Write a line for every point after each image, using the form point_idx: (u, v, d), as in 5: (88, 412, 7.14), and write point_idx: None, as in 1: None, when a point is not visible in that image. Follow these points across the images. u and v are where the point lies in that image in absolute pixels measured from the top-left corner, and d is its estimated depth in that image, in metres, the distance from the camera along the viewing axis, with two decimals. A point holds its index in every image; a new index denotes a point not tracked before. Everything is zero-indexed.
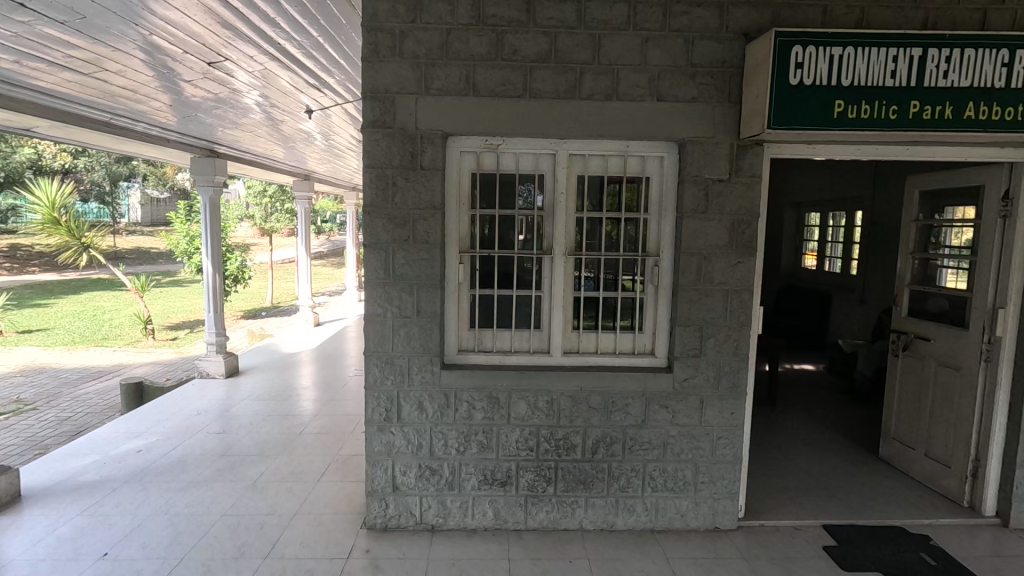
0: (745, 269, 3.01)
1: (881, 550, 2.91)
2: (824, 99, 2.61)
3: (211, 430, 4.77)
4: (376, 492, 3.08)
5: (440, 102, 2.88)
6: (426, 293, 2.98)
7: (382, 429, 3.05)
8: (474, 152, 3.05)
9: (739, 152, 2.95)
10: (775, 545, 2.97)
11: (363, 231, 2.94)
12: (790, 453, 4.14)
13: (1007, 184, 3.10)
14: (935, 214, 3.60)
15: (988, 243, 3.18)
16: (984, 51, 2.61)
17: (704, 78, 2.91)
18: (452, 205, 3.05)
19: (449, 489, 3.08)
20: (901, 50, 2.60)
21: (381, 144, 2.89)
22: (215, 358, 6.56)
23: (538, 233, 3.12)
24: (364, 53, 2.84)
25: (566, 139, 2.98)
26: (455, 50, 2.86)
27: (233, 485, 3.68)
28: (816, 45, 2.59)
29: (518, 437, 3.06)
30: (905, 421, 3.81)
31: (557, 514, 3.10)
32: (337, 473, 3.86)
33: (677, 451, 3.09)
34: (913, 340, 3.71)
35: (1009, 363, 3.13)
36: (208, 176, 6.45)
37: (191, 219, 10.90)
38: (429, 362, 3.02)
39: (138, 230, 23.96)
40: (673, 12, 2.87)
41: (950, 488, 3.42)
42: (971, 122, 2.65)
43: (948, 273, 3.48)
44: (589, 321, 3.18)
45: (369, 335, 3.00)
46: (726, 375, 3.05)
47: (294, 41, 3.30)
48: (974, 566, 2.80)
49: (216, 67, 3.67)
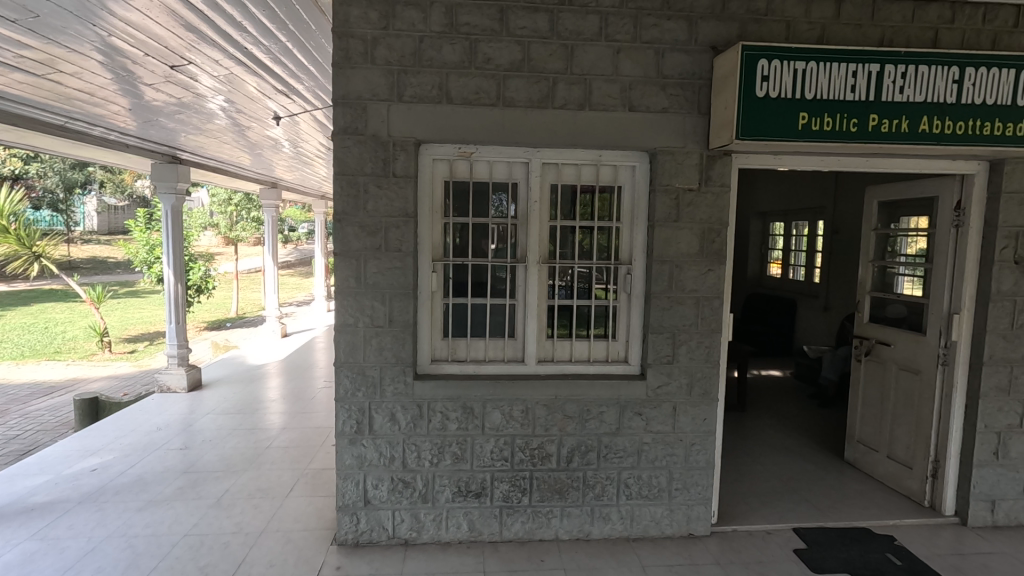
0: (716, 277, 3.06)
1: (850, 551, 2.98)
2: (790, 111, 2.69)
3: (172, 446, 4.57)
4: (347, 507, 3.00)
5: (413, 109, 2.85)
6: (399, 302, 2.94)
7: (354, 442, 2.98)
8: (447, 159, 3.03)
9: (709, 162, 3.01)
10: (748, 550, 3.01)
11: (335, 240, 2.88)
12: (760, 458, 4.22)
13: (959, 195, 3.24)
14: (891, 224, 3.74)
15: (944, 251, 3.31)
16: (937, 69, 2.73)
17: (675, 89, 2.97)
18: (425, 214, 3.02)
19: (423, 502, 3.03)
20: (860, 65, 2.71)
21: (352, 151, 2.85)
22: (175, 371, 6.30)
23: (511, 241, 3.11)
24: (336, 58, 2.79)
25: (540, 148, 2.99)
26: (429, 58, 2.84)
27: (196, 504, 3.54)
28: (781, 59, 2.67)
29: (493, 448, 3.02)
30: (868, 424, 3.91)
31: (533, 524, 3.07)
32: (307, 488, 3.75)
33: (651, 458, 3.10)
34: (875, 345, 3.83)
35: (964, 366, 3.26)
36: (170, 184, 6.25)
37: (152, 227, 10.54)
38: (402, 372, 2.97)
39: (94, 240, 23.14)
40: (645, 24, 2.92)
41: (913, 489, 3.52)
42: (926, 135, 2.76)
43: (904, 281, 3.62)
44: (563, 328, 3.18)
45: (340, 346, 2.94)
46: (698, 381, 3.09)
47: (261, 46, 3.23)
48: (938, 564, 2.88)
49: (180, 70, 3.57)
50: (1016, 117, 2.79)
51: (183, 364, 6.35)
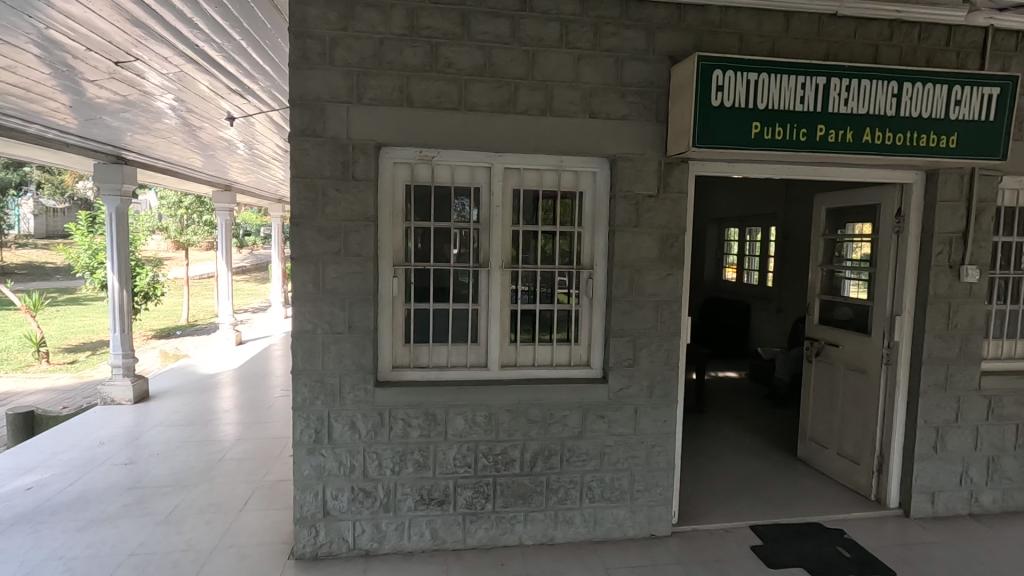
0: (675, 281, 3.13)
1: (803, 546, 3.08)
2: (743, 121, 2.78)
3: (117, 461, 4.34)
4: (305, 519, 2.91)
5: (373, 112, 2.81)
6: (360, 308, 2.88)
7: (312, 452, 2.89)
8: (408, 163, 2.99)
9: (667, 169, 3.08)
10: (707, 548, 3.07)
11: (292, 244, 2.80)
12: (718, 458, 4.32)
13: (899, 203, 3.42)
14: (838, 230, 3.91)
15: (886, 256, 3.48)
16: (878, 83, 2.88)
17: (634, 97, 3.02)
18: (386, 218, 2.98)
19: (385, 511, 2.96)
20: (808, 78, 2.82)
21: (310, 153, 2.79)
22: (120, 382, 5.99)
23: (473, 246, 3.10)
24: (293, 58, 2.72)
25: (502, 153, 2.99)
26: (389, 60, 2.81)
27: (142, 521, 3.36)
28: (734, 70, 2.76)
29: (456, 454, 3.00)
30: (819, 422, 4.06)
31: (497, 530, 3.05)
32: (263, 501, 3.62)
33: (613, 460, 3.14)
34: (825, 346, 3.99)
35: (906, 364, 3.42)
36: (115, 185, 5.95)
37: (94, 230, 10.04)
38: (363, 379, 2.90)
39: (30, 244, 21.86)
40: (605, 32, 2.97)
41: (860, 484, 3.67)
42: (869, 146, 2.90)
43: (850, 284, 3.79)
44: (526, 333, 3.18)
45: (297, 353, 2.85)
46: (659, 384, 3.15)
47: (213, 44, 3.13)
48: (885, 555, 3.01)
49: (125, 67, 3.41)
50: (949, 130, 2.97)
51: (128, 374, 6.04)
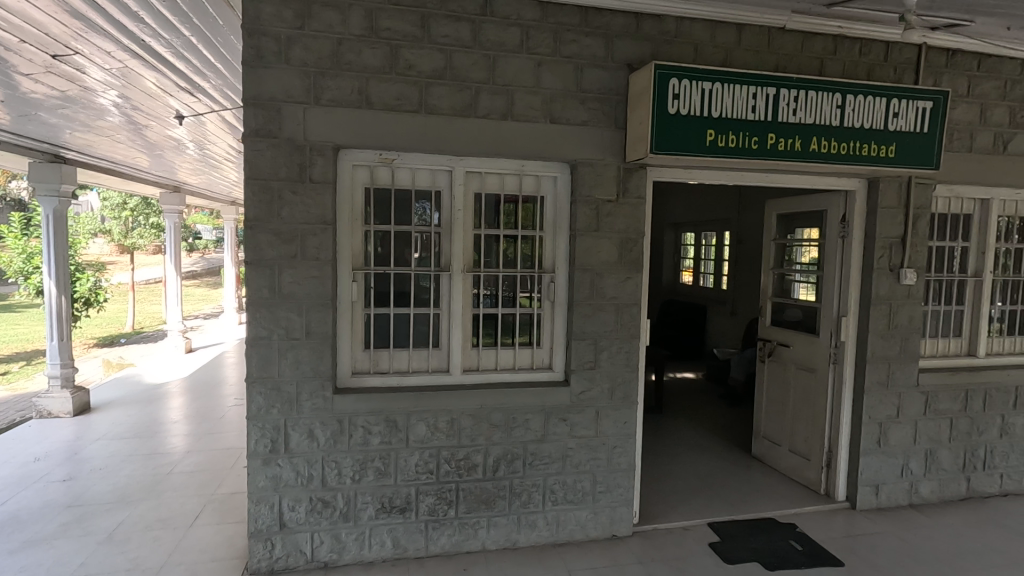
0: (634, 284, 3.18)
1: (758, 541, 3.18)
2: (699, 128, 2.86)
3: (54, 478, 4.09)
4: (260, 532, 2.81)
5: (331, 113, 2.75)
6: (318, 313, 2.81)
7: (268, 462, 2.80)
8: (367, 165, 2.95)
9: (626, 174, 3.13)
10: (667, 547, 3.13)
11: (246, 247, 2.71)
12: (677, 457, 4.41)
13: (844, 209, 3.58)
14: (788, 234, 4.06)
15: (832, 260, 3.65)
16: (824, 95, 3.01)
17: (594, 103, 3.07)
18: (345, 221, 2.92)
19: (344, 521, 2.89)
20: (759, 88, 2.93)
21: (265, 155, 2.71)
22: (57, 395, 5.63)
23: (434, 250, 3.08)
24: (246, 56, 2.64)
25: (463, 156, 2.98)
26: (347, 61, 2.76)
27: (83, 541, 3.18)
28: (690, 79, 2.84)
29: (417, 461, 2.96)
30: (772, 420, 4.21)
31: (459, 537, 3.02)
32: (215, 515, 3.48)
33: (575, 462, 3.16)
34: (777, 347, 4.14)
35: (852, 363, 3.59)
36: (53, 185, 5.62)
37: (29, 233, 9.48)
38: (321, 387, 2.83)
39: None
40: (564, 39, 3.00)
41: (811, 479, 3.81)
42: (816, 154, 3.03)
43: (799, 287, 3.95)
44: (488, 338, 3.18)
45: (252, 361, 2.76)
46: (619, 386, 3.19)
47: (161, 40, 3.00)
48: (833, 547, 3.14)
49: (64, 61, 3.24)
50: (888, 140, 3.14)
51: (67, 386, 5.70)
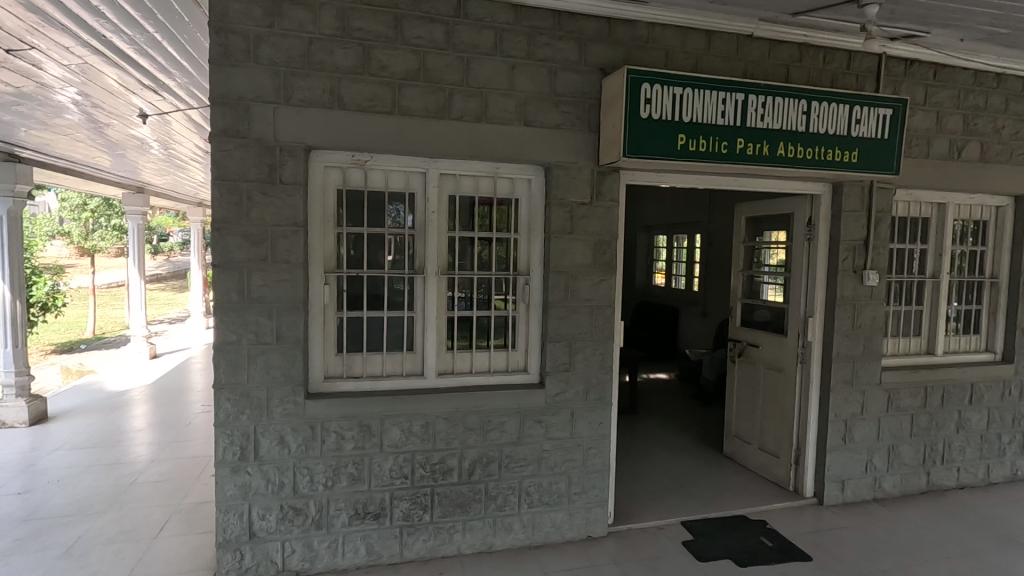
0: (608, 286, 3.21)
1: (730, 538, 3.24)
2: (670, 132, 2.91)
3: (9, 491, 3.91)
4: (229, 542, 2.74)
5: (302, 114, 2.71)
6: (289, 317, 2.76)
7: (237, 470, 2.73)
8: (339, 167, 2.91)
9: (600, 178, 3.16)
10: (642, 546, 3.16)
11: (213, 250, 2.64)
12: (650, 457, 4.47)
13: (810, 212, 3.68)
14: (756, 237, 4.16)
15: (799, 262, 3.74)
16: (790, 101, 3.09)
17: (567, 107, 3.09)
18: (317, 223, 2.87)
19: (317, 529, 2.84)
20: (728, 94, 2.99)
21: (233, 155, 2.65)
22: (11, 404, 5.39)
23: (408, 252, 3.05)
24: (213, 54, 2.58)
25: (437, 158, 2.96)
26: (319, 61, 2.72)
27: (39, 556, 3.05)
28: (661, 84, 2.89)
29: (392, 466, 2.92)
30: (742, 419, 4.29)
31: (435, 542, 3.00)
32: (181, 525, 3.38)
33: (551, 464, 3.17)
34: (746, 347, 4.22)
35: (818, 363, 3.68)
36: (7, 185, 5.38)
37: None
38: (293, 392, 2.78)
39: None
40: (538, 42, 3.02)
41: (780, 476, 3.90)
42: (783, 159, 3.11)
43: (768, 288, 4.04)
44: (463, 340, 3.16)
45: (220, 366, 2.69)
46: (594, 387, 3.21)
47: (123, 36, 2.91)
48: (802, 542, 3.21)
49: (19, 55, 3.11)
50: (851, 146, 3.24)
51: (22, 394, 5.46)
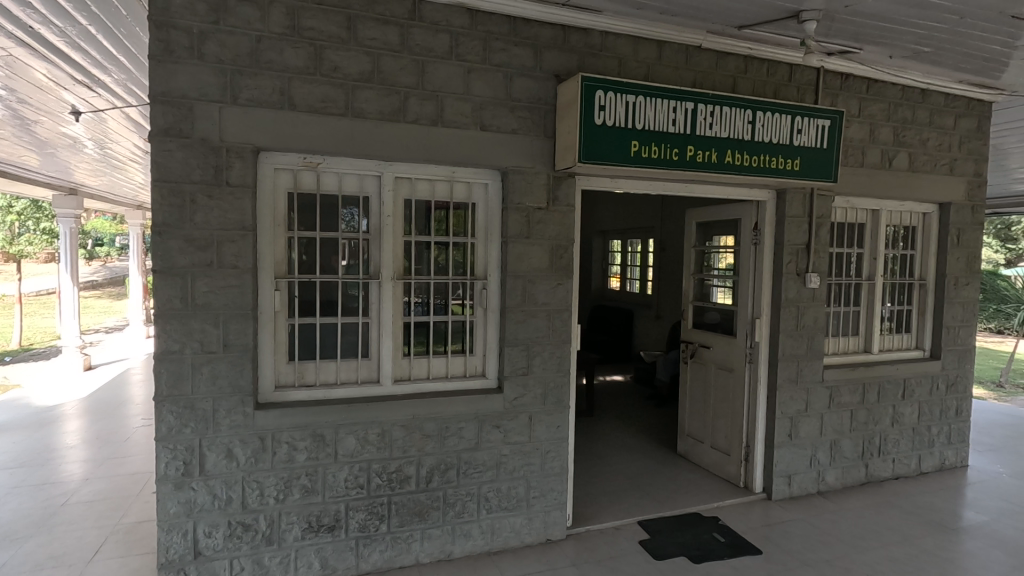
0: (565, 290, 3.24)
1: (685, 535, 3.31)
2: (624, 139, 2.97)
3: None
4: (172, 563, 2.60)
5: (250, 114, 2.62)
6: (237, 324, 2.65)
7: (180, 486, 2.60)
8: (290, 169, 2.83)
9: (556, 183, 3.19)
10: (600, 547, 3.19)
11: (154, 255, 2.52)
12: (608, 458, 4.52)
13: (756, 218, 3.83)
14: (706, 241, 4.29)
15: (747, 265, 3.88)
16: (737, 111, 3.21)
17: (523, 112, 3.11)
18: (266, 227, 2.77)
19: (267, 544, 2.73)
20: (678, 103, 3.08)
21: (176, 156, 2.53)
22: None
23: (363, 257, 2.99)
24: (153, 50, 2.46)
25: (392, 162, 2.92)
26: (268, 60, 2.64)
27: None
28: (614, 91, 2.94)
29: (346, 476, 2.84)
30: (695, 418, 4.40)
31: (392, 552, 2.93)
32: (119, 547, 3.19)
33: (510, 469, 3.16)
34: (698, 348, 4.35)
35: (765, 362, 3.83)
36: None
37: None
38: (241, 402, 2.67)
39: None
40: (493, 48, 3.02)
41: (731, 472, 4.02)
42: (731, 166, 3.22)
43: (718, 291, 4.17)
44: (420, 346, 3.12)
45: (161, 377, 2.56)
46: (552, 391, 3.23)
47: (52, 27, 2.74)
48: (752, 536, 3.32)
49: None
50: (793, 154, 3.39)
51: None
